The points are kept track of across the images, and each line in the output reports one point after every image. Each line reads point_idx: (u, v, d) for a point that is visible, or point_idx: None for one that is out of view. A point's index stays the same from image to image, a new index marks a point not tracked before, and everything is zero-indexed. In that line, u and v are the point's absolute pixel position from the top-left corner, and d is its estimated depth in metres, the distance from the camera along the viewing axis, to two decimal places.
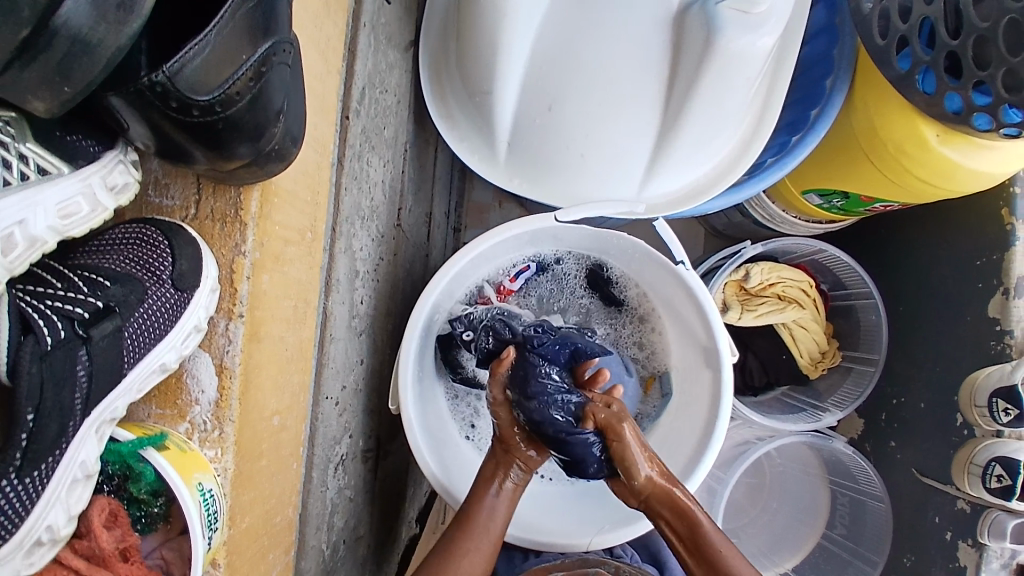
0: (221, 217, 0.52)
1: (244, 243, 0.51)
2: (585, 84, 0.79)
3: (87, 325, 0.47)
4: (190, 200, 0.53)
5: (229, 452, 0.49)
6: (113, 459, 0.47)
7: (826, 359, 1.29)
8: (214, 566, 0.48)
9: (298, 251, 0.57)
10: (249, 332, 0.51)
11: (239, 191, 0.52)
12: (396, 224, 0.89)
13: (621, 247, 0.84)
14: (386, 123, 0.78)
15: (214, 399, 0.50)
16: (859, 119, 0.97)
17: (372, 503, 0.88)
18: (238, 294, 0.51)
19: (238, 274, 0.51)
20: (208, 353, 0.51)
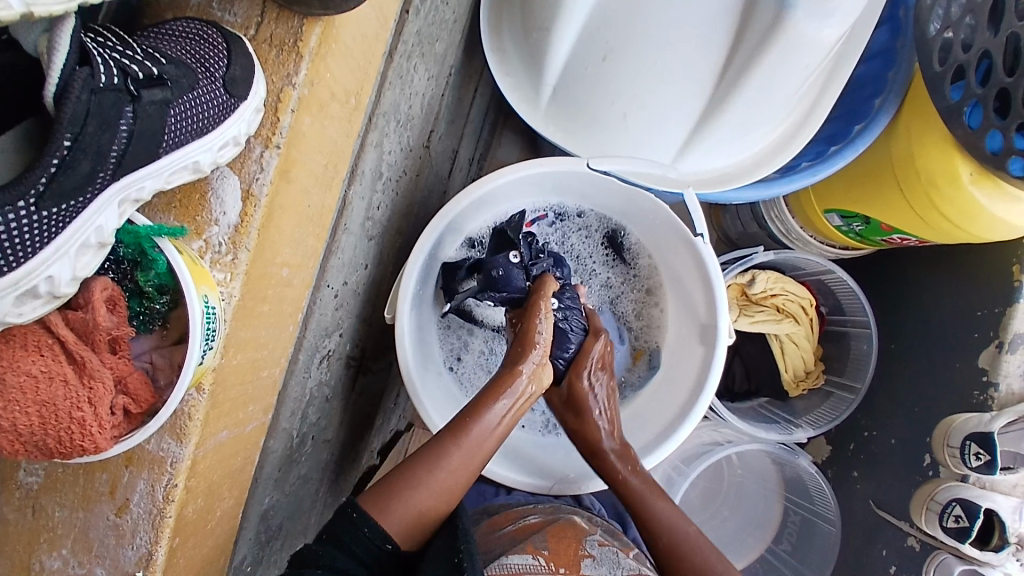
0: (279, 44, 0.49)
1: (296, 76, 0.49)
2: (644, 40, 0.78)
3: (140, 85, 0.42)
4: (252, 20, 0.49)
5: (239, 279, 0.47)
6: (126, 242, 0.45)
7: (809, 379, 1.30)
8: (198, 391, 0.46)
9: (340, 111, 0.54)
10: (282, 167, 0.49)
11: (302, 22, 0.48)
12: (426, 143, 0.88)
13: (645, 210, 0.85)
14: (439, 36, 0.77)
15: (234, 224, 0.47)
16: (898, 147, 0.98)
17: (344, 412, 0.89)
18: (280, 125, 0.48)
19: (283, 105, 0.48)
20: (238, 177, 0.48)
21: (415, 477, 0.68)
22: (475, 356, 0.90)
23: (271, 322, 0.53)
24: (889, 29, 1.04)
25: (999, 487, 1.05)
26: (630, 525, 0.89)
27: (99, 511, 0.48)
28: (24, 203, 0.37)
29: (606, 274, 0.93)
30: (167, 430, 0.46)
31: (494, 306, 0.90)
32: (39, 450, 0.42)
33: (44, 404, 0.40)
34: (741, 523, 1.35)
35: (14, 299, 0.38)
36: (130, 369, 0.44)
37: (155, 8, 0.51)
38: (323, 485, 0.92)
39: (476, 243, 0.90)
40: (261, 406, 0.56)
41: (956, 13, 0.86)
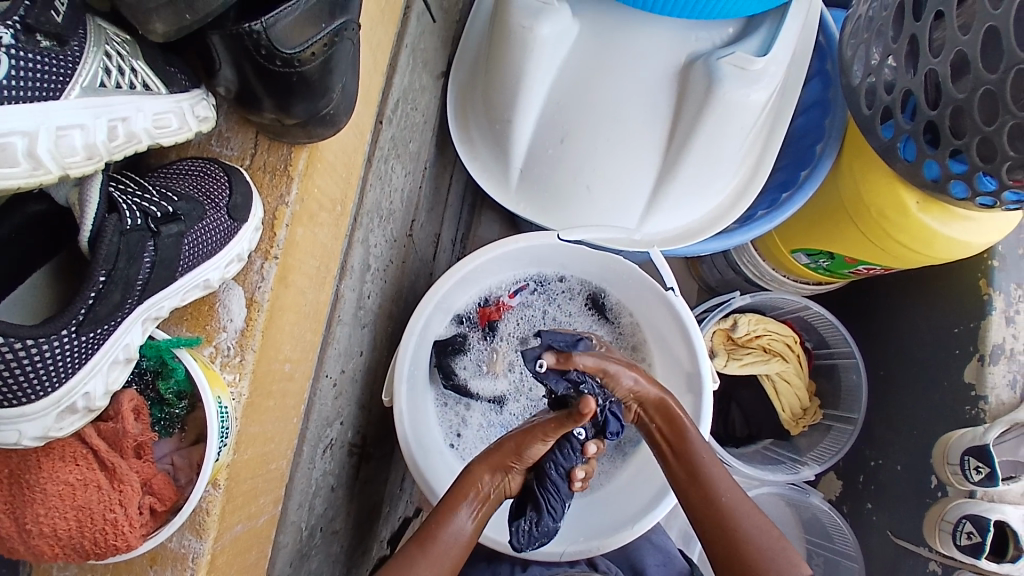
0: (272, 169, 0.55)
1: (288, 194, 0.55)
2: (595, 120, 0.87)
3: (159, 223, 0.48)
4: (246, 151, 0.56)
5: (246, 377, 0.51)
6: (149, 355, 0.49)
7: (808, 417, 1.32)
8: (214, 486, 0.49)
9: (329, 218, 0.60)
10: (281, 273, 0.54)
11: (290, 149, 0.55)
12: (409, 234, 0.94)
13: (618, 272, 0.91)
14: (412, 137, 0.85)
15: (240, 327, 0.52)
16: (844, 187, 1.05)
17: (351, 500, 0.90)
18: (276, 238, 0.54)
19: (279, 221, 0.54)
20: (242, 287, 0.53)
21: None
22: (474, 430, 0.92)
23: (277, 416, 0.56)
24: (819, 84, 1.14)
25: (1008, 498, 1.05)
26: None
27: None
28: (68, 330, 0.42)
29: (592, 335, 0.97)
30: (186, 527, 0.48)
31: (487, 377, 0.93)
32: (76, 552, 0.45)
33: (80, 508, 0.43)
34: None
35: (54, 416, 0.42)
36: (154, 471, 0.47)
37: (159, 149, 0.58)
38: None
39: (467, 319, 0.94)
40: (271, 497, 0.58)
41: (876, 61, 0.96)
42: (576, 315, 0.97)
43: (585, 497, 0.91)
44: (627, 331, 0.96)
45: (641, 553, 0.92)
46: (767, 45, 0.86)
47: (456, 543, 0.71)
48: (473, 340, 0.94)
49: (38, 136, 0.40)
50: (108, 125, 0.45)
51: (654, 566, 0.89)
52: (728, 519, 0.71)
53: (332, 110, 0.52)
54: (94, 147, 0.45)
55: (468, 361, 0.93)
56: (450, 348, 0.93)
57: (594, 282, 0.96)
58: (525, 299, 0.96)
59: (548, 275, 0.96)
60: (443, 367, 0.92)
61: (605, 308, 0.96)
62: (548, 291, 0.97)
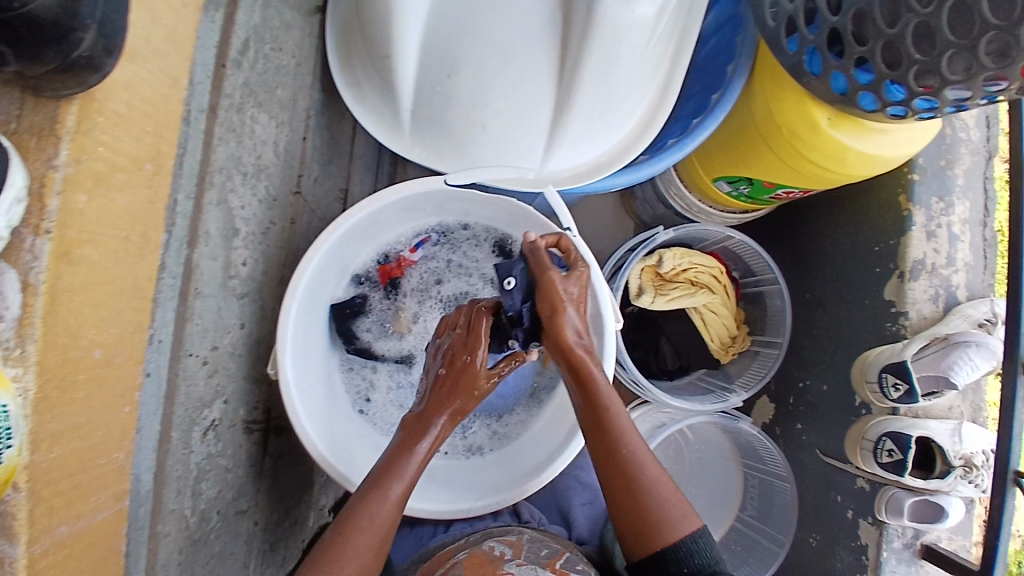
0: (37, 131, 0.44)
1: (57, 157, 0.44)
2: (480, 50, 0.79)
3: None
4: (11, 113, 0.45)
5: (32, 372, 0.42)
6: None
7: (737, 344, 1.33)
8: (16, 489, 0.42)
9: (140, 183, 0.52)
10: (58, 249, 0.44)
11: (57, 106, 0.45)
12: (295, 191, 0.86)
13: (515, 215, 0.86)
14: (278, 83, 0.77)
15: (17, 317, 0.42)
16: (758, 109, 1.01)
17: (260, 476, 0.85)
18: (46, 211, 0.43)
19: (47, 189, 0.43)
20: (14, 270, 0.43)
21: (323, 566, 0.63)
22: (383, 393, 0.88)
23: (103, 409, 0.50)
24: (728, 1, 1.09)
25: (931, 413, 1.11)
26: (574, 522, 0.91)
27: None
28: None
29: None
30: None
31: (392, 338, 0.89)
32: None
33: None
34: (709, 498, 1.36)
35: None
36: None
37: None
38: (253, 557, 0.88)
39: (366, 279, 0.88)
40: (115, 494, 0.53)
41: None
42: (483, 264, 0.92)
43: (506, 448, 0.89)
44: None
45: (568, 494, 0.94)
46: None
47: (399, 506, 0.67)
48: (373, 299, 0.89)
49: None
50: None
51: (581, 510, 0.92)
52: (631, 477, 0.69)
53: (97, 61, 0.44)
54: None
55: (369, 321, 0.88)
56: (348, 310, 0.87)
57: (497, 229, 0.90)
58: (425, 251, 0.91)
59: (447, 225, 0.90)
60: (343, 331, 0.86)
61: (512, 253, 0.92)
62: (449, 241, 0.91)
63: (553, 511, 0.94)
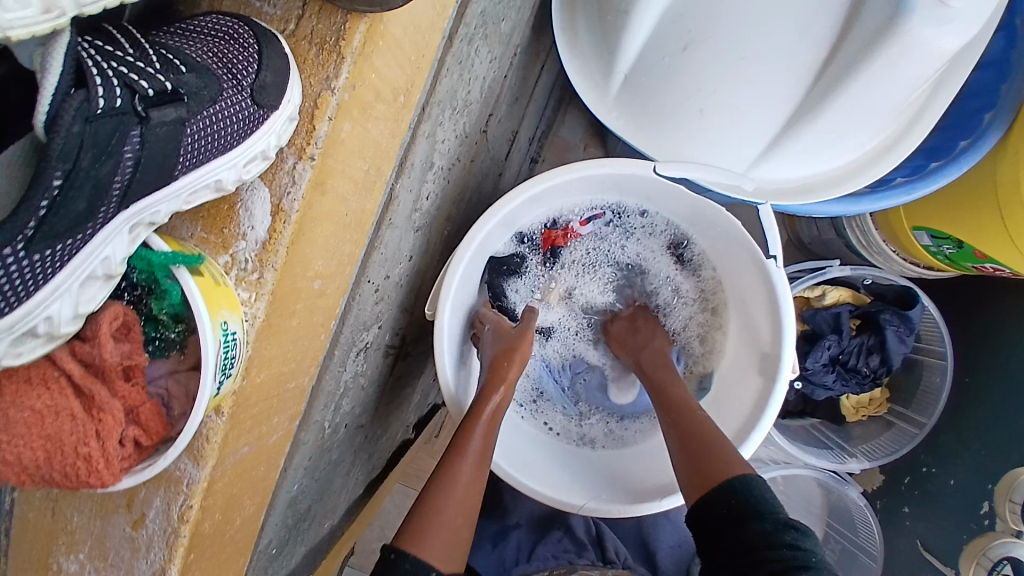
0: (320, 41, 0.42)
1: (336, 79, 0.42)
2: (728, 31, 0.69)
3: (148, 104, 0.36)
4: (292, 13, 0.44)
5: (263, 300, 0.42)
6: (139, 267, 0.40)
7: (871, 406, 1.20)
8: (217, 414, 0.42)
9: (388, 115, 0.47)
10: (316, 179, 0.43)
11: (345, 18, 0.41)
12: (482, 130, 0.83)
13: (707, 219, 0.78)
14: (506, 14, 0.71)
15: (262, 239, 0.42)
16: (1002, 171, 0.87)
17: (381, 396, 0.88)
18: (315, 134, 0.43)
19: (320, 111, 0.42)
20: (268, 189, 0.43)
21: (420, 528, 0.61)
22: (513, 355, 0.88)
23: (300, 334, 0.48)
24: (1007, 31, 0.88)
25: None
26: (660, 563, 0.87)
27: (116, 522, 0.44)
28: (13, 248, 0.31)
29: (663, 283, 0.87)
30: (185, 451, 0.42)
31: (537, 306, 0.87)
32: (47, 482, 0.38)
33: (49, 439, 0.36)
34: None
35: (9, 343, 0.33)
36: (143, 399, 0.39)
37: None
38: (354, 467, 0.91)
39: (531, 239, 0.85)
40: (287, 417, 0.52)
41: None
42: (649, 256, 0.86)
43: (619, 450, 0.85)
44: (705, 287, 0.85)
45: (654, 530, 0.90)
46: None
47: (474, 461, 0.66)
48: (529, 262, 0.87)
49: None
50: None
51: (666, 550, 0.89)
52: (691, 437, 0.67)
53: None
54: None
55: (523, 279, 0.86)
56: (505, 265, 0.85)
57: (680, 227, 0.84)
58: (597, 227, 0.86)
59: (626, 207, 0.84)
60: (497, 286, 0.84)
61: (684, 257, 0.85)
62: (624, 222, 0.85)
63: (636, 545, 0.89)
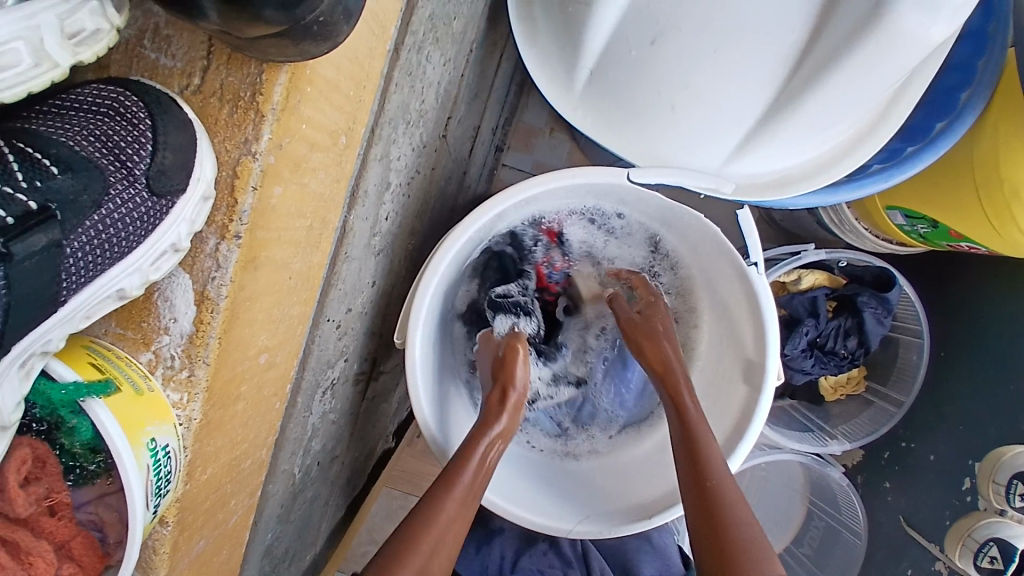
0: (232, 98, 0.37)
1: (257, 142, 0.37)
2: (700, 21, 0.64)
3: (9, 236, 0.33)
4: (196, 65, 0.38)
5: (198, 400, 0.38)
6: (39, 403, 0.36)
7: (849, 386, 1.20)
8: (163, 524, 0.38)
9: (324, 160, 0.42)
10: (246, 258, 0.38)
11: (261, 68, 0.36)
12: (441, 135, 0.77)
13: (683, 222, 0.75)
14: (457, 13, 0.65)
15: (189, 332, 0.38)
16: (981, 148, 0.83)
17: (354, 422, 0.83)
18: (238, 209, 0.37)
19: (242, 181, 0.37)
20: (191, 276, 0.38)
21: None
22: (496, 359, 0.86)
23: (247, 399, 0.43)
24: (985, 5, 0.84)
25: None
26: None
27: None
28: None
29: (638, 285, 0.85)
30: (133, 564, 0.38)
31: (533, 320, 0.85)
32: None
33: None
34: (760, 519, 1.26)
35: None
36: (73, 532, 0.36)
37: None
38: (333, 495, 0.88)
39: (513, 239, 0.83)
40: (245, 491, 0.47)
41: None
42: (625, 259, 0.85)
43: (603, 461, 0.83)
44: (682, 293, 0.83)
45: (636, 551, 0.83)
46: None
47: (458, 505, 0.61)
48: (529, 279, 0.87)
49: None
50: None
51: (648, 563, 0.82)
52: (713, 496, 0.61)
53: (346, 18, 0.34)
54: None
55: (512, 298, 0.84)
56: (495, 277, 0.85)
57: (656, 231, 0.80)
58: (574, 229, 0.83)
59: (607, 212, 0.80)
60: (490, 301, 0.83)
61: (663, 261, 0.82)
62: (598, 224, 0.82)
63: (616, 565, 0.83)
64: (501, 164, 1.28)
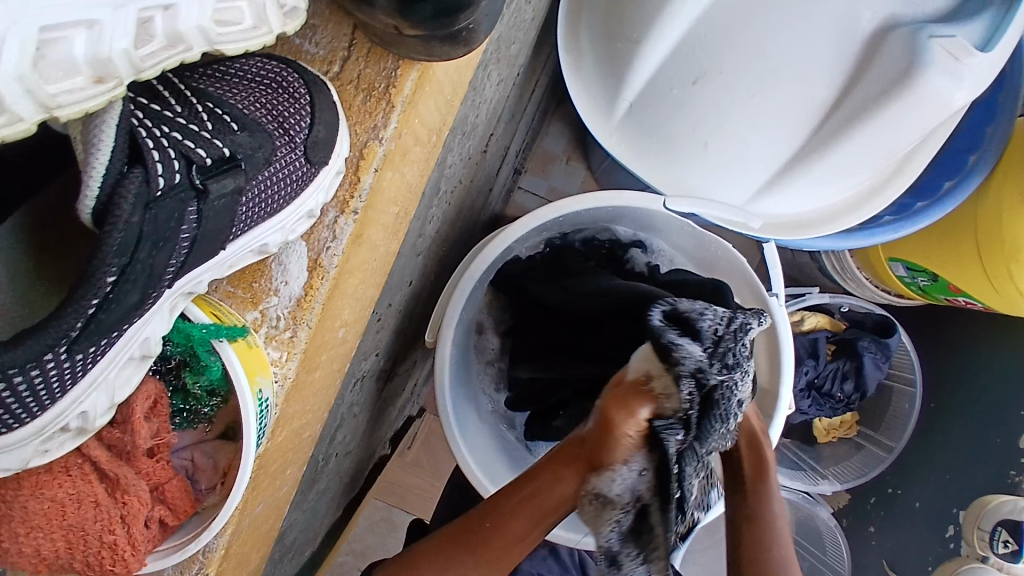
0: (367, 88, 0.45)
1: (384, 128, 0.45)
2: (743, 66, 0.69)
3: (206, 174, 0.36)
4: (337, 53, 0.45)
5: (295, 359, 0.43)
6: (175, 341, 0.40)
7: (841, 428, 1.25)
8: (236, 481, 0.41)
9: (422, 155, 0.49)
10: (355, 234, 0.46)
11: (396, 65, 0.44)
12: (482, 149, 0.81)
13: (708, 250, 0.79)
14: (516, 38, 0.70)
15: (297, 296, 0.44)
16: (984, 208, 0.89)
17: (369, 420, 0.85)
18: (359, 186, 0.45)
19: (365, 162, 0.45)
20: (306, 245, 0.45)
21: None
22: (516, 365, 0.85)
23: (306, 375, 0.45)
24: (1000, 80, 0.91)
25: None
26: None
27: None
28: (52, 355, 0.31)
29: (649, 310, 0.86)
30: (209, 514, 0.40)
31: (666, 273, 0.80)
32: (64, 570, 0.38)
33: (71, 529, 0.36)
34: None
35: (38, 444, 0.33)
36: (169, 475, 0.40)
37: None
38: (337, 493, 0.88)
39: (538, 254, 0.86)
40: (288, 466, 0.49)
41: None
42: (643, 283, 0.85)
43: None
44: None
45: None
46: (988, 38, 0.68)
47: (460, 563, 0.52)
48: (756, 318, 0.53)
49: (74, 40, 0.29)
50: (139, 22, 0.32)
51: None
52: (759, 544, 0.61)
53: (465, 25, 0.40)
54: (108, 65, 0.31)
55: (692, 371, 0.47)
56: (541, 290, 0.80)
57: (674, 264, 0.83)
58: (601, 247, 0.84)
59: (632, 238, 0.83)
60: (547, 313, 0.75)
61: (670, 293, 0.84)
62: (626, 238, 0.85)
63: None
64: (518, 186, 1.32)
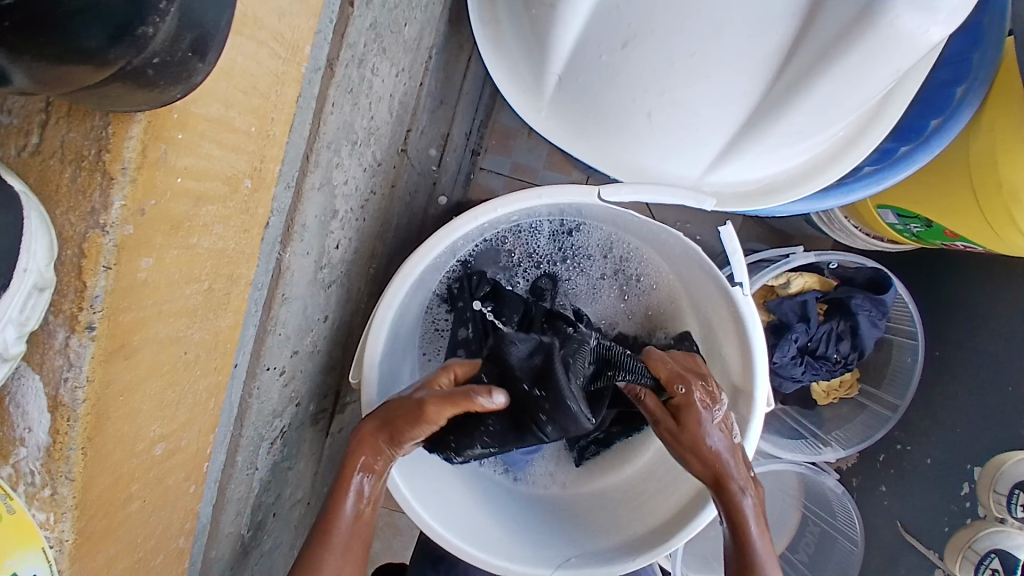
0: (74, 158, 0.28)
1: (109, 209, 0.28)
2: (677, 22, 0.58)
3: None
4: (34, 117, 0.29)
5: (69, 518, 0.31)
6: None
7: (841, 389, 1.13)
8: None
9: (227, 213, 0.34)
10: (113, 346, 0.30)
11: (107, 119, 0.27)
12: (399, 150, 0.70)
13: (661, 239, 0.70)
14: (409, 17, 0.59)
15: (45, 444, 0.30)
16: (978, 147, 0.78)
17: (320, 459, 0.78)
18: (88, 294, 0.28)
19: (90, 263, 0.28)
20: (39, 377, 0.29)
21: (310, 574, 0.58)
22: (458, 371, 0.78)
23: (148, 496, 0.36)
24: None
25: None
26: None
27: None
28: None
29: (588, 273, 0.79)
30: None
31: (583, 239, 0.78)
32: None
33: None
34: None
35: None
36: None
37: None
38: (302, 534, 0.82)
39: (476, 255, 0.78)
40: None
41: None
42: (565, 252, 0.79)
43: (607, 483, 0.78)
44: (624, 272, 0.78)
45: None
46: None
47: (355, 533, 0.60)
48: (607, 238, 0.77)
49: None
50: None
51: None
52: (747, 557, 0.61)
53: (166, 19, 0.24)
54: None
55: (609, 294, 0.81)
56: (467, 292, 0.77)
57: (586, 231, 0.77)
58: (531, 269, 0.80)
59: (533, 227, 0.77)
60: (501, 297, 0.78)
61: (588, 250, 0.78)
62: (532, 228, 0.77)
63: None
64: (479, 167, 1.21)
